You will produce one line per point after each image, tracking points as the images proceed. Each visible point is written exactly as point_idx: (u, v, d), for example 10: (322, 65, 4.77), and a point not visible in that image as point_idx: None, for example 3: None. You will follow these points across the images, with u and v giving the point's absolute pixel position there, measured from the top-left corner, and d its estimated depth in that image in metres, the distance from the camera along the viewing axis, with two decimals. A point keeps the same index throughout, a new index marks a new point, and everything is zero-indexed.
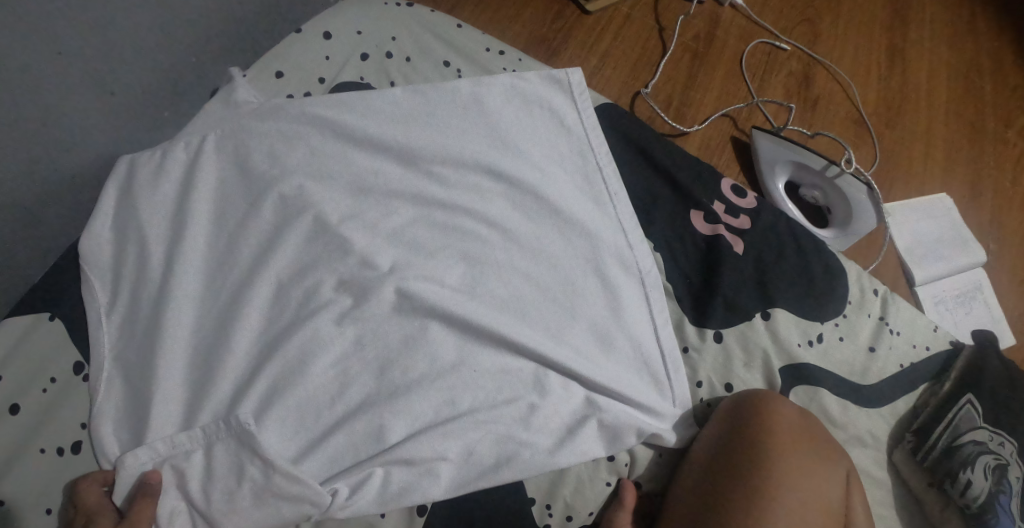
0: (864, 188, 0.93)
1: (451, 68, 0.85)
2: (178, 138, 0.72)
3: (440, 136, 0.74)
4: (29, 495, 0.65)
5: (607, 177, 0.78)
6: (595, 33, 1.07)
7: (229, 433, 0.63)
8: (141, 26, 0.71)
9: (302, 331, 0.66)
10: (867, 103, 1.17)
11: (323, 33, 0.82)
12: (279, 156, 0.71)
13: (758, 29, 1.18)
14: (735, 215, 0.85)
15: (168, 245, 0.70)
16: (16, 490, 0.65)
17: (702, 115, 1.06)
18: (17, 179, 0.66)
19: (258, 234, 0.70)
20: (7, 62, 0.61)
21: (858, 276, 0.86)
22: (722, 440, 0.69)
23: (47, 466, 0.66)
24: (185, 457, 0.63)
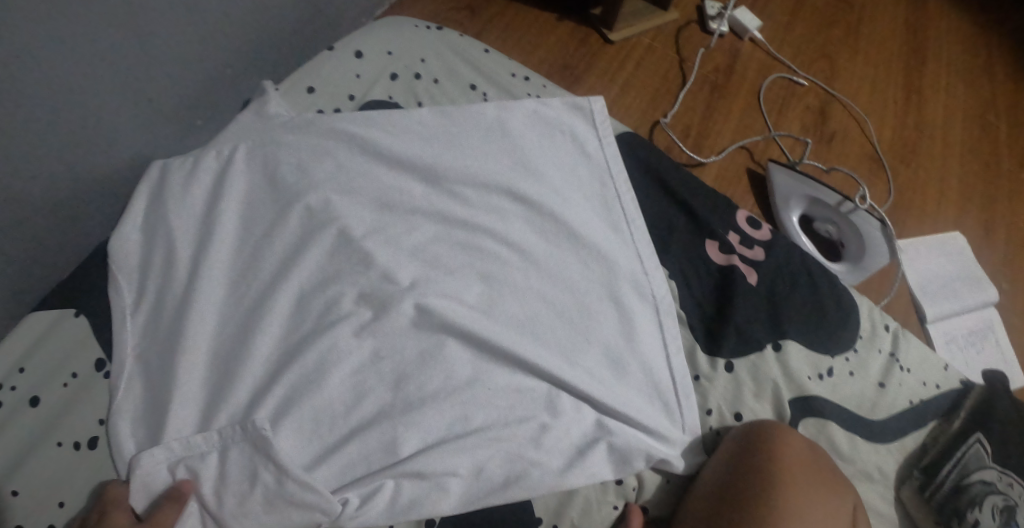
0: (878, 222, 0.95)
1: (477, 91, 0.87)
2: (211, 147, 0.75)
3: (464, 157, 0.76)
4: (41, 487, 0.67)
5: (626, 204, 0.80)
6: (617, 62, 1.10)
7: (245, 438, 0.64)
8: (181, 37, 0.73)
9: (322, 341, 0.67)
10: (883, 140, 1.18)
11: (355, 52, 0.84)
12: (307, 169, 0.73)
13: (777, 64, 1.20)
14: (750, 246, 0.86)
15: (195, 250, 0.72)
16: (32, 480, 0.67)
17: (719, 145, 1.08)
18: (52, 178, 0.68)
19: (284, 243, 0.71)
20: (49, 63, 0.63)
21: (869, 310, 0.87)
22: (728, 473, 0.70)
23: (62, 459, 0.68)
24: (200, 458, 0.64)
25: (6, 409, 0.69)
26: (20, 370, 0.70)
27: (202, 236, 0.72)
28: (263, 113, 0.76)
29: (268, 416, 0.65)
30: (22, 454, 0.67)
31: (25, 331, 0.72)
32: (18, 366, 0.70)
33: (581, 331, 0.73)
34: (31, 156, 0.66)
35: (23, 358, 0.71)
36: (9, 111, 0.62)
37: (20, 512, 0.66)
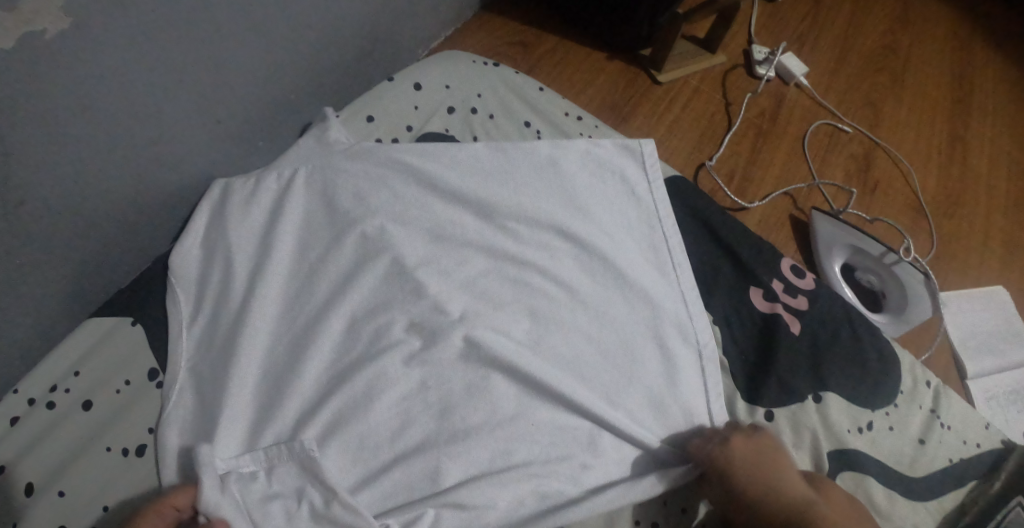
0: (921, 276, 0.96)
1: (531, 128, 0.89)
2: (272, 170, 0.77)
3: (516, 192, 0.78)
4: (86, 490, 0.68)
5: (674, 247, 0.81)
6: (664, 103, 1.12)
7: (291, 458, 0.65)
8: (255, 64, 0.76)
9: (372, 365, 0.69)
10: (926, 191, 1.18)
11: (414, 84, 0.87)
12: (364, 197, 0.76)
13: (822, 111, 1.21)
14: (793, 295, 0.87)
15: (250, 269, 0.73)
16: (79, 483, 0.68)
17: (763, 191, 1.08)
18: (123, 193, 0.71)
19: (338, 268, 0.73)
20: (133, 83, 0.65)
21: (911, 366, 0.86)
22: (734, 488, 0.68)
23: (108, 464, 0.69)
24: (247, 474, 0.65)
25: (60, 411, 0.71)
26: (75, 373, 0.72)
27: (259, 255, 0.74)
28: (323, 139, 0.79)
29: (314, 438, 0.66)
30: (71, 457, 0.69)
31: (81, 335, 0.73)
32: (73, 369, 0.72)
33: (624, 371, 0.74)
34: (109, 173, 0.68)
35: (77, 361, 0.73)
36: (93, 131, 0.65)
37: (63, 514, 0.67)
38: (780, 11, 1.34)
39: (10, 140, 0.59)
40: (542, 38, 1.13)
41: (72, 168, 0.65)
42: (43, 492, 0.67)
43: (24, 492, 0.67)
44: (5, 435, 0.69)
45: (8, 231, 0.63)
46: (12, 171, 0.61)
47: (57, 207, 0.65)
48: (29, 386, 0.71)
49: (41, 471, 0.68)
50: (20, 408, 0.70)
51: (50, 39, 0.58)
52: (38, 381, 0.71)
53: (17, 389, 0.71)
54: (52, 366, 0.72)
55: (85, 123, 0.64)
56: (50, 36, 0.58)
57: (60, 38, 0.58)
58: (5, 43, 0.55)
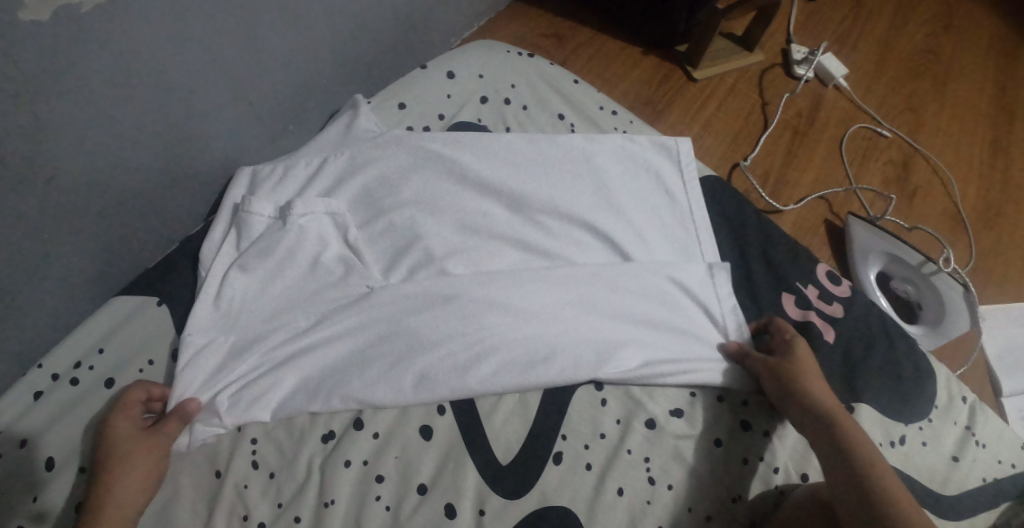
0: (960, 287, 0.92)
1: (565, 121, 0.88)
2: (298, 159, 0.77)
3: (549, 187, 0.78)
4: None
5: (719, 271, 0.79)
6: (699, 100, 1.09)
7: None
8: (289, 45, 0.75)
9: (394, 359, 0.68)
10: (966, 200, 1.14)
11: (447, 73, 0.86)
12: (393, 187, 0.76)
13: (861, 114, 1.18)
14: (828, 302, 0.84)
15: (265, 251, 0.71)
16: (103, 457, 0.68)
17: (798, 194, 1.05)
18: (153, 172, 0.70)
19: (369, 259, 0.73)
20: (167, 59, 0.65)
21: (947, 380, 0.84)
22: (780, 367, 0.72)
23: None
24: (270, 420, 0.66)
25: (82, 388, 0.70)
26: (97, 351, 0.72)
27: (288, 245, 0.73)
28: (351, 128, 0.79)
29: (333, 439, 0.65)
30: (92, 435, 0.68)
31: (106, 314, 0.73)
32: (96, 347, 0.72)
33: (653, 364, 0.72)
34: (139, 151, 0.68)
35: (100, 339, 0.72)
36: (125, 108, 0.64)
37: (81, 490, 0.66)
38: (820, 10, 1.31)
39: (43, 115, 0.59)
40: (577, 30, 1.11)
41: (104, 145, 0.64)
42: (64, 468, 0.67)
43: (44, 467, 0.67)
44: (28, 410, 0.69)
45: (38, 207, 0.63)
46: (42, 145, 0.60)
47: (85, 183, 0.65)
48: (52, 362, 0.70)
49: (61, 447, 0.68)
50: (43, 384, 0.70)
51: (86, 13, 0.57)
52: (61, 357, 0.71)
53: (41, 364, 0.70)
54: (75, 342, 0.71)
55: (117, 99, 0.63)
56: (84, 10, 0.57)
57: (95, 12, 0.58)
58: (39, 16, 0.55)
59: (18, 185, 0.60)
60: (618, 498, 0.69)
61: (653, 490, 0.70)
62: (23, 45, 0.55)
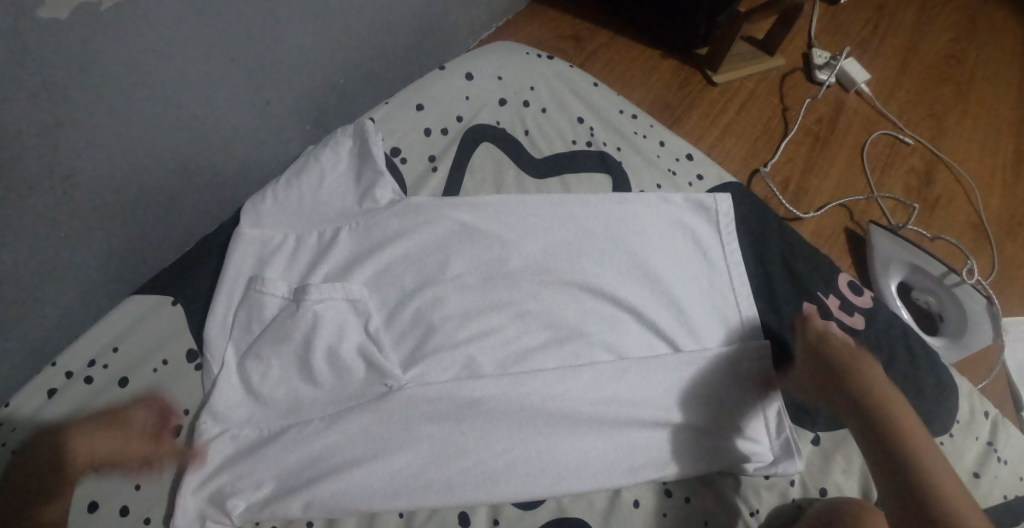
0: (983, 299, 0.90)
1: (584, 125, 0.86)
2: (309, 229, 0.73)
3: (574, 249, 0.74)
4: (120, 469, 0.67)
5: (760, 350, 0.74)
6: (720, 104, 1.08)
7: (325, 470, 0.64)
8: (307, 45, 0.74)
9: (408, 378, 0.66)
10: (989, 209, 1.12)
11: (466, 74, 0.85)
12: (410, 246, 0.71)
13: (883, 120, 1.16)
14: (850, 313, 0.83)
15: (281, 336, 0.67)
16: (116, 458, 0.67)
17: (818, 201, 1.04)
18: (171, 171, 0.70)
19: (389, 352, 0.67)
20: (183, 57, 0.64)
21: (968, 394, 0.82)
22: (821, 367, 0.72)
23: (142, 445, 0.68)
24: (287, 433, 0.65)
25: (96, 386, 0.70)
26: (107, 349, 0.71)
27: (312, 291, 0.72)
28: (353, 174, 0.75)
29: (342, 488, 0.63)
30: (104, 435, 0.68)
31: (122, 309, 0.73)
32: (110, 346, 0.72)
33: (678, 456, 0.69)
34: (155, 150, 0.67)
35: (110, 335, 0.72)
36: (143, 106, 0.64)
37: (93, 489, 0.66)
38: (841, 15, 1.29)
39: (63, 114, 0.59)
40: (596, 33, 1.10)
41: (121, 143, 0.64)
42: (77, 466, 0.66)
43: None
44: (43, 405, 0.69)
45: (54, 204, 0.62)
46: (61, 144, 0.60)
47: (103, 182, 0.65)
48: (67, 359, 0.70)
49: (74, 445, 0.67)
50: (58, 381, 0.70)
51: (105, 11, 0.56)
52: (76, 355, 0.71)
53: (55, 362, 0.70)
54: (89, 340, 0.71)
55: (135, 99, 0.63)
56: (104, 8, 0.56)
57: (114, 10, 0.57)
58: (59, 13, 0.54)
59: (36, 183, 0.60)
60: (633, 509, 0.69)
61: (670, 502, 0.70)
62: (43, 43, 0.54)
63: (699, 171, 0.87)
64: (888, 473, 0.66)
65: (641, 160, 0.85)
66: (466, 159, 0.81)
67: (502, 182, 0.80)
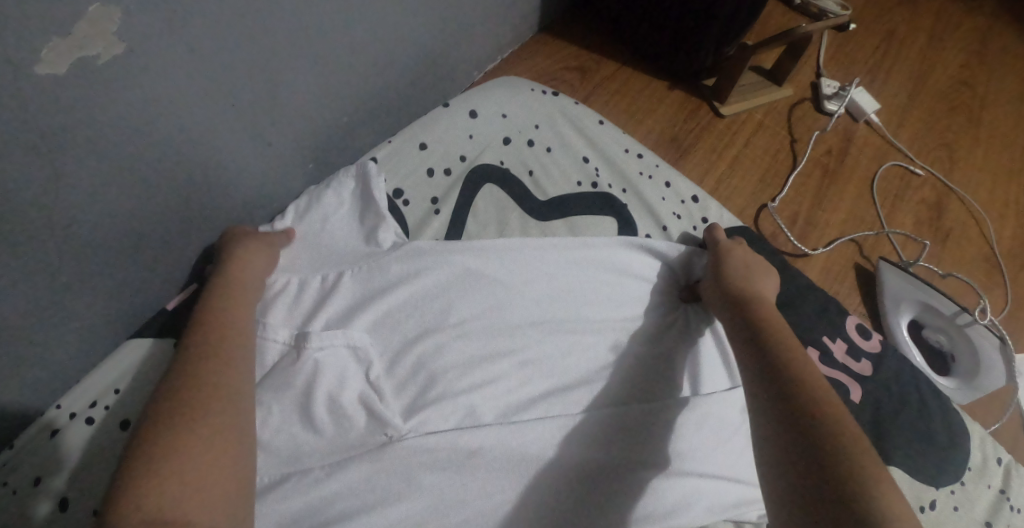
0: (997, 341, 0.88)
1: (589, 165, 0.85)
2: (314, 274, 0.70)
3: (573, 283, 0.74)
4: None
5: None
6: (727, 137, 1.07)
7: (322, 521, 0.59)
8: (310, 86, 0.73)
9: (408, 426, 0.63)
10: (1002, 242, 1.10)
11: (470, 112, 0.84)
12: (413, 276, 0.69)
13: (893, 151, 1.14)
14: (857, 358, 0.82)
15: (281, 384, 0.63)
16: None
17: (827, 237, 1.02)
18: (172, 217, 0.69)
19: (389, 397, 0.64)
20: (184, 104, 0.63)
21: (981, 440, 0.82)
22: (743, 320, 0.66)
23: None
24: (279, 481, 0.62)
25: (99, 427, 0.67)
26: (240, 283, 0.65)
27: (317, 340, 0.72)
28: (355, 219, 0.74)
29: None
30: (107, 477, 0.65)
31: (249, 256, 0.67)
32: (114, 386, 0.69)
33: (692, 508, 0.65)
34: (156, 196, 0.66)
35: (242, 279, 0.65)
36: (143, 155, 0.62)
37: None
38: (849, 43, 1.28)
39: (63, 167, 0.57)
40: (601, 64, 1.09)
41: (122, 190, 0.62)
42: (79, 509, 0.63)
43: (59, 507, 0.63)
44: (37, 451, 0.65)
45: (53, 255, 0.61)
46: (60, 196, 0.58)
47: (103, 231, 0.63)
48: (71, 401, 0.67)
49: (76, 487, 0.64)
50: (60, 422, 0.67)
51: (104, 64, 0.55)
52: (79, 396, 0.68)
53: (59, 403, 0.67)
54: (94, 381, 0.69)
55: (135, 148, 0.61)
56: (102, 61, 0.55)
57: (113, 63, 0.55)
58: (57, 69, 0.52)
59: (34, 235, 0.58)
60: None
61: None
62: (41, 99, 0.53)
63: (704, 214, 0.86)
64: (776, 406, 0.57)
65: (647, 201, 0.84)
66: (471, 198, 0.80)
67: (506, 223, 0.79)
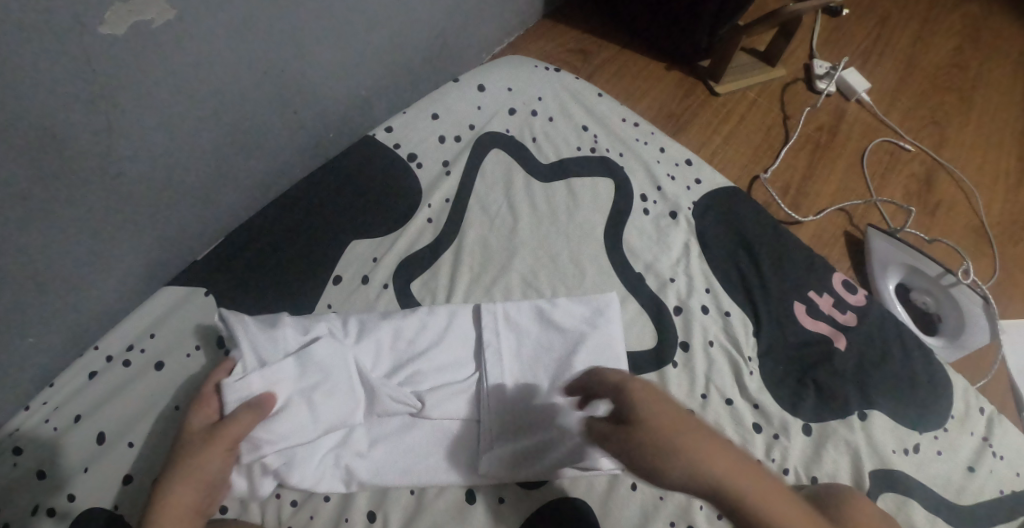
0: (980, 299, 0.92)
1: (588, 132, 0.91)
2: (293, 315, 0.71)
3: (560, 360, 0.72)
4: (152, 444, 0.71)
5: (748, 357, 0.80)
6: (722, 113, 1.12)
7: (342, 446, 0.69)
8: (333, 60, 0.80)
9: (401, 380, 0.70)
10: (991, 214, 1.14)
11: (478, 86, 0.91)
12: (411, 355, 0.72)
13: (883, 128, 1.19)
14: (842, 310, 0.84)
15: (305, 324, 0.70)
16: (148, 439, 0.71)
17: (817, 206, 1.07)
18: (206, 175, 0.75)
19: (399, 347, 0.72)
20: (222, 70, 0.69)
21: (964, 391, 0.83)
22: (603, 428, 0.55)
23: (175, 423, 0.72)
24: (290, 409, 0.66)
25: (133, 369, 0.74)
26: (206, 439, 0.61)
27: (332, 280, 0.79)
28: (330, 386, 0.67)
29: (364, 461, 0.68)
30: (142, 413, 0.72)
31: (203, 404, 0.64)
32: (148, 331, 0.76)
33: None
34: (194, 155, 0.72)
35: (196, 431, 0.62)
36: (183, 114, 0.69)
37: (130, 462, 0.70)
38: (842, 27, 1.33)
39: (114, 120, 0.64)
40: (602, 47, 1.15)
41: (164, 145, 0.69)
42: (113, 443, 0.71)
43: (96, 441, 0.71)
44: (83, 387, 0.73)
45: (103, 201, 0.67)
46: (111, 148, 0.65)
47: (144, 182, 0.70)
48: (108, 343, 0.75)
49: (111, 422, 0.72)
50: (98, 364, 0.74)
51: (156, 28, 0.61)
52: (116, 340, 0.75)
53: (97, 345, 0.75)
54: (130, 326, 0.76)
55: (177, 107, 0.68)
56: (155, 26, 0.61)
57: (164, 27, 0.62)
58: (116, 30, 0.59)
59: (86, 182, 0.65)
60: (631, 491, 0.71)
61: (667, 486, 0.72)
62: (102, 56, 0.59)
63: (698, 175, 0.90)
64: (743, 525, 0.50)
65: (642, 164, 0.90)
66: (478, 163, 0.87)
67: (510, 186, 0.86)
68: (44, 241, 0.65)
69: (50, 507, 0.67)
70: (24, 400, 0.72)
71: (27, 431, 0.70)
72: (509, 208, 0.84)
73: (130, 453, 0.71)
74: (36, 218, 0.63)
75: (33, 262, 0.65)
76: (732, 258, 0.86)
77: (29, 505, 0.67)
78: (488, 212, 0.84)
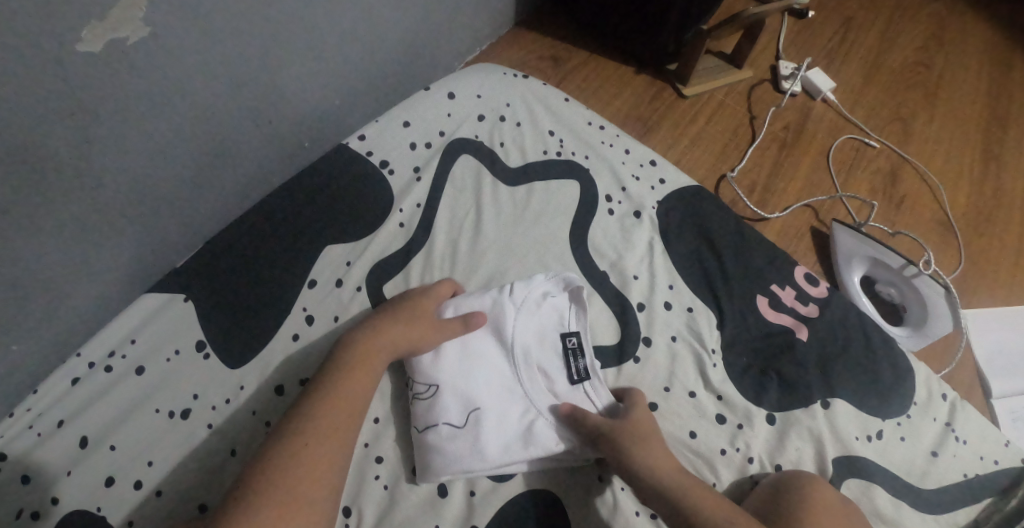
0: (942, 290, 0.94)
1: (555, 136, 0.94)
2: None
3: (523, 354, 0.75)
4: (134, 447, 0.73)
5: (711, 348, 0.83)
6: (689, 115, 1.15)
7: None
8: (307, 72, 0.82)
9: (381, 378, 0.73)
10: (956, 207, 1.17)
11: (448, 94, 0.94)
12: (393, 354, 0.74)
13: (848, 125, 1.23)
14: (804, 302, 0.87)
15: None
16: (130, 442, 0.73)
17: (784, 203, 1.10)
18: (183, 186, 0.77)
19: None
20: (197, 85, 0.71)
21: (926, 378, 0.86)
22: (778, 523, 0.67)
23: (156, 425, 0.74)
24: None
25: (115, 375, 0.76)
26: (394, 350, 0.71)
27: (307, 285, 0.82)
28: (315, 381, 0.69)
29: None
30: (124, 417, 0.74)
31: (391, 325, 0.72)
32: (129, 337, 0.78)
33: None
34: (172, 167, 0.75)
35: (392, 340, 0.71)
36: (158, 128, 0.71)
37: (111, 465, 0.72)
38: (808, 29, 1.37)
39: (92, 134, 0.66)
40: (572, 53, 1.18)
41: (142, 158, 0.71)
42: (95, 446, 0.73)
43: (79, 445, 0.73)
44: (66, 393, 0.75)
45: (84, 213, 0.70)
46: (89, 161, 0.67)
47: (123, 194, 0.72)
48: (90, 351, 0.77)
49: (94, 426, 0.74)
50: (81, 371, 0.76)
51: (131, 45, 0.64)
52: (98, 347, 0.77)
53: (80, 352, 0.77)
54: (111, 333, 0.78)
55: (153, 121, 0.70)
56: (130, 44, 0.64)
57: (138, 45, 0.64)
58: (93, 48, 0.62)
59: (65, 194, 0.67)
60: (598, 482, 0.74)
61: None
62: (78, 73, 0.62)
63: (662, 175, 0.93)
64: None
65: (608, 166, 0.93)
66: (448, 169, 0.90)
67: (480, 190, 0.89)
68: (25, 252, 0.67)
69: (36, 510, 0.69)
70: (8, 407, 0.73)
71: (9, 438, 0.72)
72: (480, 212, 0.87)
73: (112, 456, 0.73)
74: (18, 230, 0.65)
75: (14, 273, 0.67)
76: (696, 255, 0.88)
77: (12, 510, 0.69)
78: (457, 216, 0.87)
